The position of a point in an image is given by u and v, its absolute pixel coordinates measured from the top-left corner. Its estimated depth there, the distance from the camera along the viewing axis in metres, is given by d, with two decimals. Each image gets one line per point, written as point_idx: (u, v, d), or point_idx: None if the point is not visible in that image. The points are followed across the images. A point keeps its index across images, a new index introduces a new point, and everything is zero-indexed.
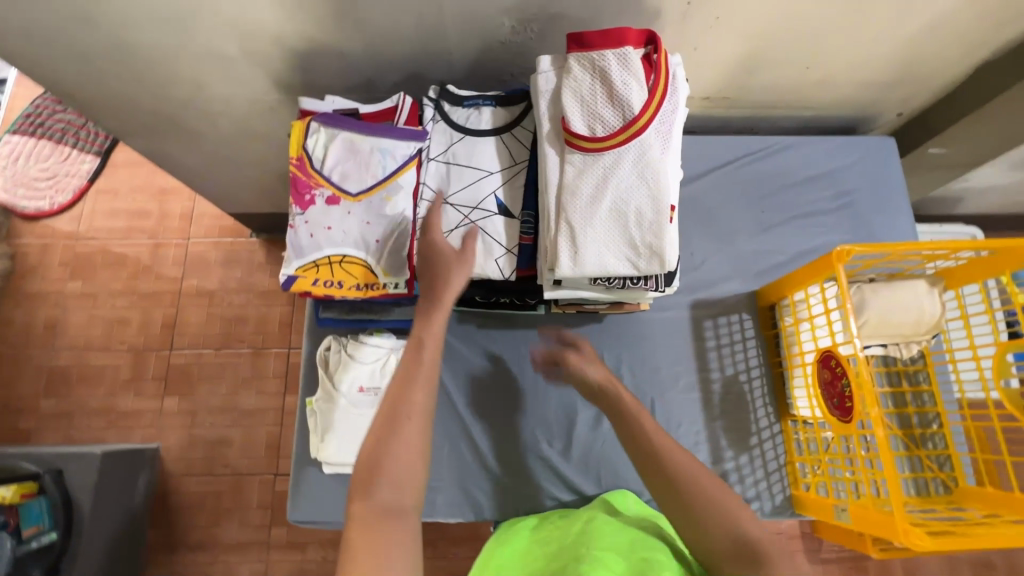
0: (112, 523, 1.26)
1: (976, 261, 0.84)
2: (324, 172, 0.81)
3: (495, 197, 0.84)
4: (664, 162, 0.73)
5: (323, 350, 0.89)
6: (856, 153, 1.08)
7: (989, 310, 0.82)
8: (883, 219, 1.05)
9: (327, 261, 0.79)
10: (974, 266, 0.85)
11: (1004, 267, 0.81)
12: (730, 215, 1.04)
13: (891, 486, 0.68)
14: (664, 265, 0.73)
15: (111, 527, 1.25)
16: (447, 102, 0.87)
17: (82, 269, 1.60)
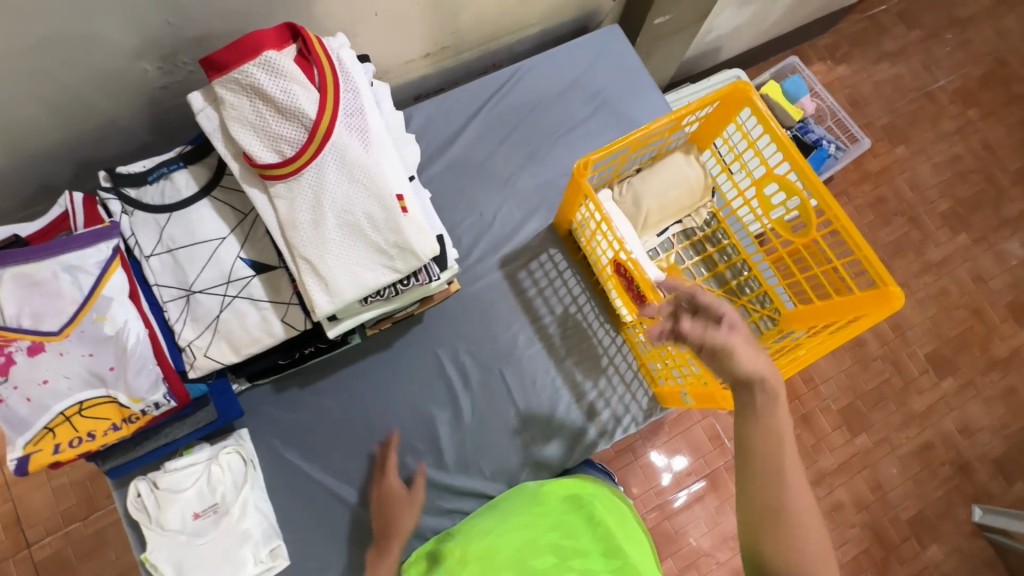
0: None
1: (711, 116, 0.87)
2: (9, 323, 0.66)
3: (242, 259, 0.75)
4: (370, 155, 0.67)
5: (133, 498, 0.78)
6: (592, 51, 1.08)
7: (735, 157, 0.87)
8: (637, 104, 1.07)
9: (64, 418, 0.67)
10: (711, 122, 0.88)
11: (731, 114, 0.85)
12: (503, 161, 1.02)
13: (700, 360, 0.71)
14: (419, 256, 0.69)
15: None
16: (130, 185, 0.74)
17: None
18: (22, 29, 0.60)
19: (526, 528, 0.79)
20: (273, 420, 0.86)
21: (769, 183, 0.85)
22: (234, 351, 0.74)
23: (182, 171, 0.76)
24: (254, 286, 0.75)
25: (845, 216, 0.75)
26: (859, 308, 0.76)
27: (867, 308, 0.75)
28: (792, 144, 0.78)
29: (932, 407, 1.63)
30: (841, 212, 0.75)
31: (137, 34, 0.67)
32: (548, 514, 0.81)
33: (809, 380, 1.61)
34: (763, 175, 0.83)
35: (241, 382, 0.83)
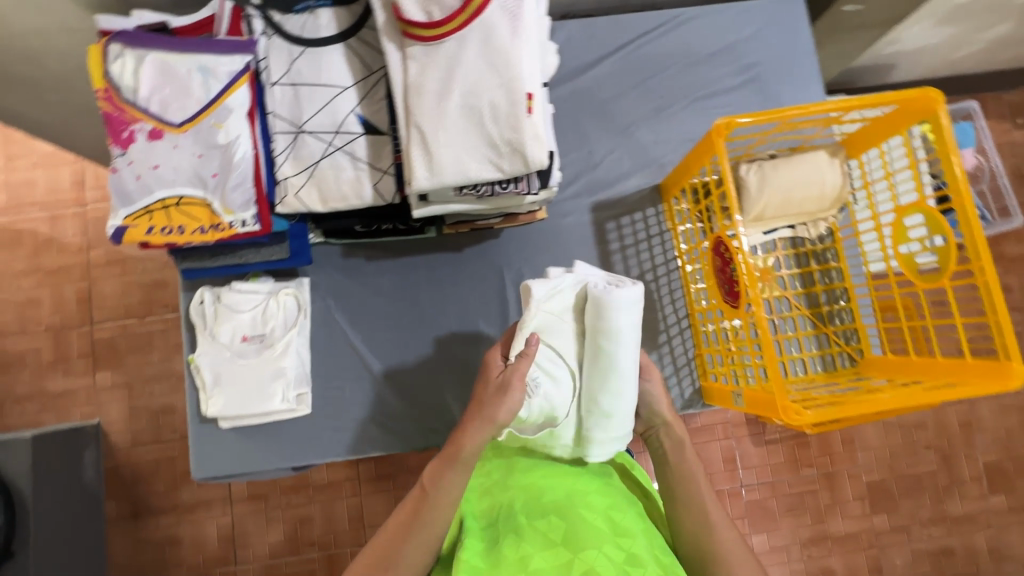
0: (67, 500, 1.32)
1: (877, 121, 0.78)
2: (139, 103, 0.70)
3: (356, 114, 0.75)
4: (513, 44, 0.64)
5: (196, 303, 0.83)
6: (763, 19, 0.98)
7: (886, 175, 0.77)
8: (792, 89, 0.97)
9: (161, 206, 0.71)
10: (874, 128, 0.78)
11: (902, 124, 0.75)
12: (628, 106, 0.96)
13: (772, 367, 0.66)
14: (528, 163, 0.66)
15: (67, 503, 1.32)
16: (275, 8, 0.74)
17: None
18: None
19: (571, 479, 0.69)
20: (329, 280, 0.88)
21: (914, 213, 0.76)
22: (320, 200, 0.75)
23: (327, 10, 0.75)
24: (359, 146, 0.75)
25: (992, 273, 0.65)
26: (963, 376, 0.68)
27: (972, 379, 0.67)
28: (962, 177, 0.69)
29: (970, 517, 1.49)
30: (991, 265, 0.66)
31: None
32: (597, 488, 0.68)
33: (848, 442, 1.49)
34: (911, 202, 0.74)
35: (317, 234, 0.85)
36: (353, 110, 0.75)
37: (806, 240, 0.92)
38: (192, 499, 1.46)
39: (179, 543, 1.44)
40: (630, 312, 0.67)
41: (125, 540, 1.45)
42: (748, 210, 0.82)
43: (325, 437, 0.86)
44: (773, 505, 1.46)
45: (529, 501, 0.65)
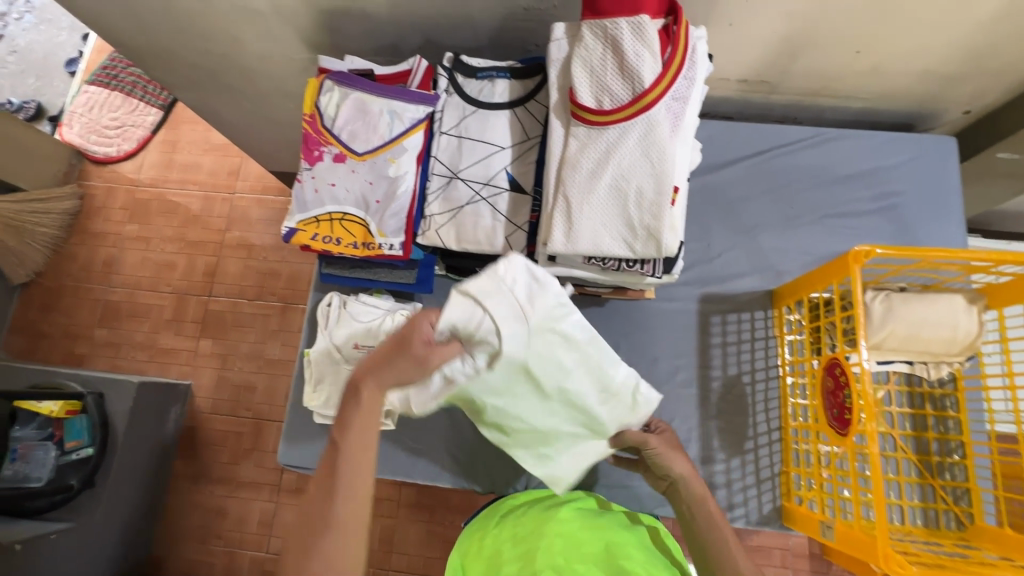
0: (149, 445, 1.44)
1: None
2: (333, 130, 0.82)
3: (507, 172, 0.83)
4: (671, 142, 0.69)
5: (324, 304, 0.92)
6: (909, 152, 0.98)
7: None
8: (929, 226, 0.95)
9: (327, 218, 0.81)
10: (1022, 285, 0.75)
11: None
12: (754, 210, 0.98)
13: (878, 508, 0.62)
14: (659, 249, 0.70)
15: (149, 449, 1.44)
16: (461, 72, 0.85)
17: (139, 214, 1.82)
18: None
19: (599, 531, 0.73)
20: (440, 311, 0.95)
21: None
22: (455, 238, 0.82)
23: (505, 81, 0.85)
24: (502, 199, 0.82)
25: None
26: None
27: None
28: None
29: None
30: None
31: None
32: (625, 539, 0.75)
33: None
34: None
35: (440, 267, 0.93)
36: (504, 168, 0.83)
37: (923, 380, 0.87)
38: (247, 477, 1.55)
39: (224, 515, 1.52)
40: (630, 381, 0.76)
41: (179, 498, 1.55)
42: (876, 336, 0.80)
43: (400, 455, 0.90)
44: None
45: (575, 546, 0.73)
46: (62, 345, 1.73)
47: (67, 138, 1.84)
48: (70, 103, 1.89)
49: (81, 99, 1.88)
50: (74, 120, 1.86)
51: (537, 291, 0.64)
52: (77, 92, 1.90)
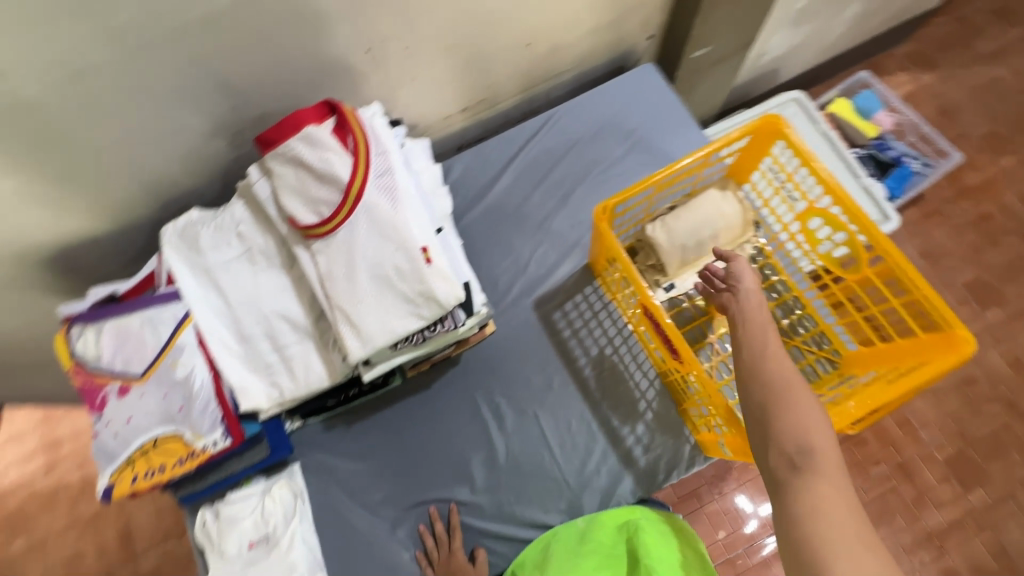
0: None
1: (746, 150, 0.87)
2: (104, 368, 0.78)
3: (296, 306, 0.82)
4: (397, 212, 0.73)
5: (199, 525, 0.86)
6: (627, 92, 1.09)
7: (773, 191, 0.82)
8: (672, 141, 1.06)
9: (140, 452, 0.77)
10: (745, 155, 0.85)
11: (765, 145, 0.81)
12: (538, 204, 1.04)
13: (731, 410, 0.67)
14: (442, 304, 0.73)
15: None
16: (185, 243, 0.82)
17: (19, 526, 1.56)
18: (114, 120, 0.72)
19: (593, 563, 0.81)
20: (319, 457, 0.92)
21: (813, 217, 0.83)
22: (282, 390, 0.82)
23: (224, 218, 0.82)
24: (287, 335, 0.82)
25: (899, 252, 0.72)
26: (925, 353, 0.70)
27: (934, 354, 0.69)
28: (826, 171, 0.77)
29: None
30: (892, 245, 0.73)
31: (208, 119, 0.79)
32: (600, 546, 0.83)
33: (905, 424, 1.51)
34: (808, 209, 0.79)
35: (294, 420, 0.90)
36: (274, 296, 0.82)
37: None
38: None
39: None
40: (307, 312, 0.82)
41: None
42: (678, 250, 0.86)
43: None
44: None
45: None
46: None
47: None
48: None
49: None
50: None
51: (309, 145, 0.71)
52: None
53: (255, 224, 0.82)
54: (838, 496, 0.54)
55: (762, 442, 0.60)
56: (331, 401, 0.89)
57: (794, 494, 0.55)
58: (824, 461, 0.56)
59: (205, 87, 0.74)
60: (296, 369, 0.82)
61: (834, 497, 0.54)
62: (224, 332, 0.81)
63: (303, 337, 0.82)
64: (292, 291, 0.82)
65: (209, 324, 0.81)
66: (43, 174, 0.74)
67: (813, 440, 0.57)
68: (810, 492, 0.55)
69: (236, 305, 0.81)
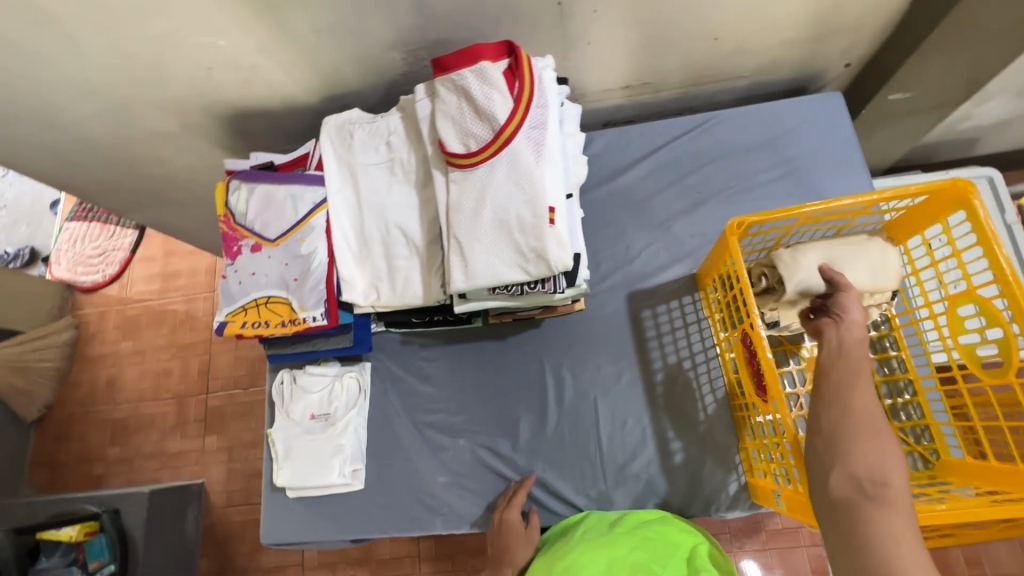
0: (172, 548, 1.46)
1: (914, 211, 0.77)
2: (246, 224, 0.89)
3: (415, 223, 0.87)
4: (537, 167, 0.74)
5: (277, 383, 0.97)
6: (800, 115, 1.01)
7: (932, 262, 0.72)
8: (831, 181, 0.98)
9: (254, 304, 0.87)
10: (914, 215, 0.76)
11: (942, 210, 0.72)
12: (665, 203, 1.01)
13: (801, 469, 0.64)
14: (550, 267, 0.74)
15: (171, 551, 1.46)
16: (342, 136, 0.89)
17: (132, 331, 1.83)
18: (320, 11, 0.79)
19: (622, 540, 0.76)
20: (388, 365, 0.99)
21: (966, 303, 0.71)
22: (379, 294, 0.88)
23: (380, 123, 0.88)
24: (399, 245, 0.88)
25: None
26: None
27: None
28: (1006, 261, 0.64)
29: None
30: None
31: (394, 31, 0.84)
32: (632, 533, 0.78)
33: (975, 564, 1.35)
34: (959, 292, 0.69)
35: (378, 324, 0.97)
36: (399, 207, 0.87)
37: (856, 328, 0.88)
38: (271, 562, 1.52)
39: None
40: (423, 231, 0.87)
41: None
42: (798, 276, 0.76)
43: (371, 509, 0.93)
44: None
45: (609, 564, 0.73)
46: (78, 471, 1.74)
47: (55, 276, 1.88)
48: (55, 242, 1.93)
49: (64, 236, 1.92)
50: (61, 256, 1.90)
51: (478, 78, 0.74)
52: (60, 230, 1.94)
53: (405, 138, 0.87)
54: (914, 533, 0.49)
55: (826, 464, 0.57)
56: (416, 318, 0.94)
57: (860, 516, 0.52)
58: (901, 497, 0.52)
59: (403, 1, 0.78)
60: (397, 278, 0.88)
61: (910, 536, 0.50)
62: (348, 224, 0.89)
63: (412, 252, 0.88)
64: (417, 208, 0.87)
65: (338, 213, 0.88)
66: (250, 43, 0.83)
67: (890, 473, 0.53)
68: (880, 522, 0.51)
69: (365, 204, 0.88)
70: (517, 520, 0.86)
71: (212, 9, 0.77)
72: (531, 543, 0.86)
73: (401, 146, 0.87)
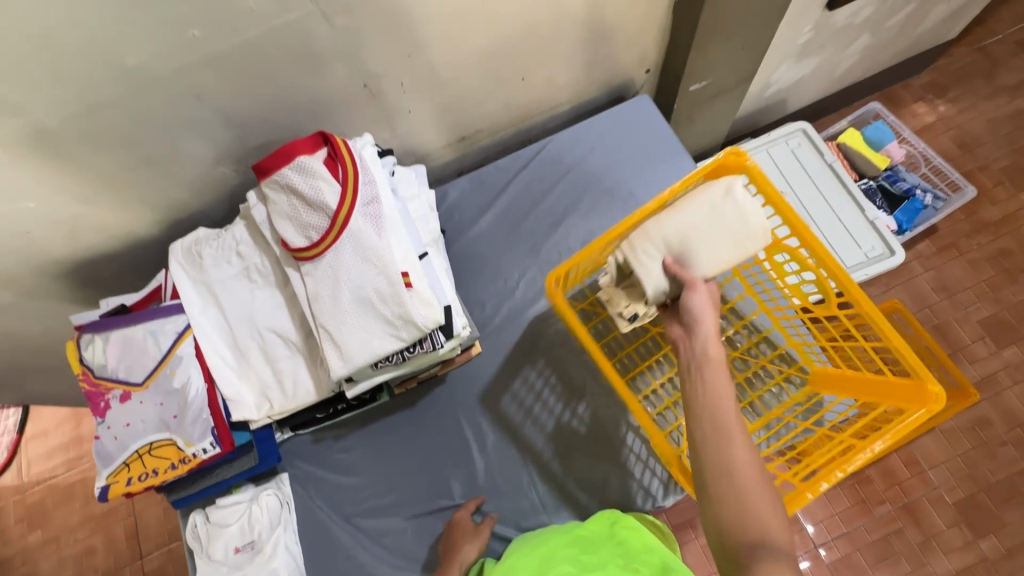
0: None
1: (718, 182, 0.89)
2: (108, 375, 0.84)
3: (288, 323, 0.86)
4: (381, 239, 0.76)
5: (190, 528, 0.90)
6: (621, 123, 1.12)
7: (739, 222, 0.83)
8: (664, 172, 1.08)
9: (135, 455, 0.82)
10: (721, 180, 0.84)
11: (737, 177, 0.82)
12: (529, 231, 1.07)
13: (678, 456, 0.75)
14: (420, 328, 0.76)
15: None
16: (190, 259, 0.88)
17: (39, 517, 1.63)
18: (127, 149, 0.79)
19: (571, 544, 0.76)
20: (306, 469, 0.95)
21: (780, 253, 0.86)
22: (272, 402, 0.86)
23: (223, 236, 0.88)
24: (274, 350, 0.86)
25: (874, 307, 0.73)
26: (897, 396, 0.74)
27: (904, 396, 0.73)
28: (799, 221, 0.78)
29: None
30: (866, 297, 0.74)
31: (213, 147, 0.85)
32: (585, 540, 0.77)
33: (913, 464, 1.47)
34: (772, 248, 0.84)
35: (284, 431, 0.94)
36: (267, 312, 0.86)
37: None
38: None
39: None
40: (297, 328, 0.86)
41: None
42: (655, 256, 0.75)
43: None
44: (861, 559, 1.42)
45: (556, 557, 0.73)
46: None
47: None
48: None
49: None
50: None
51: (301, 172, 0.76)
52: None
53: (251, 242, 0.87)
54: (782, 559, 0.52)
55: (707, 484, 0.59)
56: (318, 414, 0.92)
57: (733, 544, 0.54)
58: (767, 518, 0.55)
59: (210, 119, 0.80)
60: (286, 381, 0.86)
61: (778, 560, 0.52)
62: (221, 344, 0.87)
63: (292, 351, 0.87)
64: (286, 307, 0.86)
65: (205, 336, 0.86)
66: (65, 196, 0.81)
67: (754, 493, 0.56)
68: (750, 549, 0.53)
69: (229, 319, 0.86)
70: (469, 516, 0.90)
71: (9, 175, 0.75)
72: (480, 540, 0.86)
73: (248, 253, 0.87)
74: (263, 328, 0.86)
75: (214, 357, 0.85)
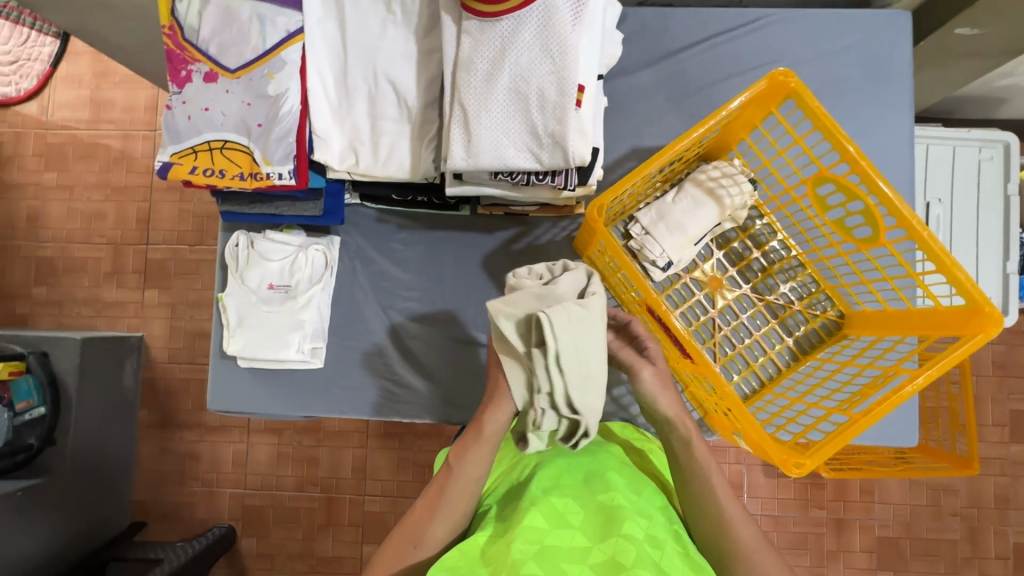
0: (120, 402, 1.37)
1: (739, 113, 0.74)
2: (199, 45, 0.72)
3: (411, 81, 0.72)
4: (573, 31, 0.61)
5: (231, 245, 0.87)
6: (856, 34, 0.90)
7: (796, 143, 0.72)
8: (868, 117, 0.90)
9: (206, 147, 0.74)
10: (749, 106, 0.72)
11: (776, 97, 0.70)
12: (690, 110, 0.90)
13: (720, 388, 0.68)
14: (566, 158, 0.64)
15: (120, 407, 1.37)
16: None
17: (56, 160, 1.54)
18: None
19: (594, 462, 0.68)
20: (359, 242, 0.89)
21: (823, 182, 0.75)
22: (358, 158, 0.75)
23: None
24: (383, 104, 0.73)
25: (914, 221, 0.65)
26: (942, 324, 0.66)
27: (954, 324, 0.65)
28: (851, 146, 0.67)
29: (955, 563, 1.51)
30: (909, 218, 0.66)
31: None
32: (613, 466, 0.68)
33: (868, 493, 1.52)
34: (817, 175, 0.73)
35: (353, 196, 0.86)
36: (390, 57, 0.72)
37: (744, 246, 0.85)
38: (215, 422, 1.41)
39: (199, 459, 1.40)
40: (418, 90, 0.72)
41: (148, 448, 1.42)
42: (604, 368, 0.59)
43: (328, 387, 0.89)
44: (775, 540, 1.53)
45: (594, 479, 0.65)
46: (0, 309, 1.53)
47: None
48: None
49: None
50: None
51: None
52: None
53: None
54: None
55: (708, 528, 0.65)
56: (394, 195, 0.83)
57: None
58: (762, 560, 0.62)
59: None
60: (380, 144, 0.74)
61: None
62: (327, 67, 0.73)
63: (402, 114, 0.74)
64: (416, 62, 0.72)
65: (315, 49, 0.72)
66: None
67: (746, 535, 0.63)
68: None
69: (347, 43, 0.72)
70: None
71: None
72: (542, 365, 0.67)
73: None
74: (383, 72, 0.72)
75: (314, 80, 0.72)
